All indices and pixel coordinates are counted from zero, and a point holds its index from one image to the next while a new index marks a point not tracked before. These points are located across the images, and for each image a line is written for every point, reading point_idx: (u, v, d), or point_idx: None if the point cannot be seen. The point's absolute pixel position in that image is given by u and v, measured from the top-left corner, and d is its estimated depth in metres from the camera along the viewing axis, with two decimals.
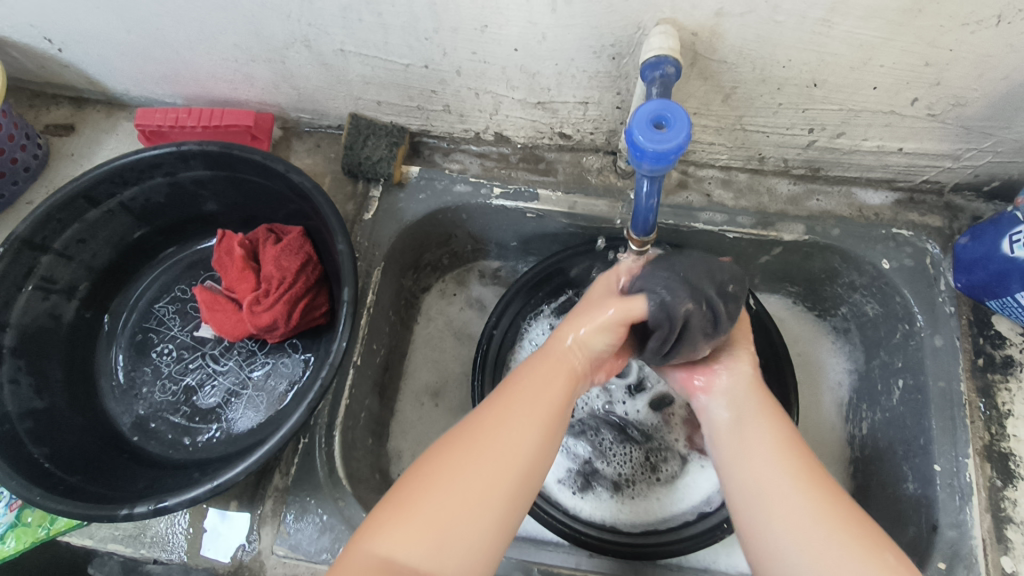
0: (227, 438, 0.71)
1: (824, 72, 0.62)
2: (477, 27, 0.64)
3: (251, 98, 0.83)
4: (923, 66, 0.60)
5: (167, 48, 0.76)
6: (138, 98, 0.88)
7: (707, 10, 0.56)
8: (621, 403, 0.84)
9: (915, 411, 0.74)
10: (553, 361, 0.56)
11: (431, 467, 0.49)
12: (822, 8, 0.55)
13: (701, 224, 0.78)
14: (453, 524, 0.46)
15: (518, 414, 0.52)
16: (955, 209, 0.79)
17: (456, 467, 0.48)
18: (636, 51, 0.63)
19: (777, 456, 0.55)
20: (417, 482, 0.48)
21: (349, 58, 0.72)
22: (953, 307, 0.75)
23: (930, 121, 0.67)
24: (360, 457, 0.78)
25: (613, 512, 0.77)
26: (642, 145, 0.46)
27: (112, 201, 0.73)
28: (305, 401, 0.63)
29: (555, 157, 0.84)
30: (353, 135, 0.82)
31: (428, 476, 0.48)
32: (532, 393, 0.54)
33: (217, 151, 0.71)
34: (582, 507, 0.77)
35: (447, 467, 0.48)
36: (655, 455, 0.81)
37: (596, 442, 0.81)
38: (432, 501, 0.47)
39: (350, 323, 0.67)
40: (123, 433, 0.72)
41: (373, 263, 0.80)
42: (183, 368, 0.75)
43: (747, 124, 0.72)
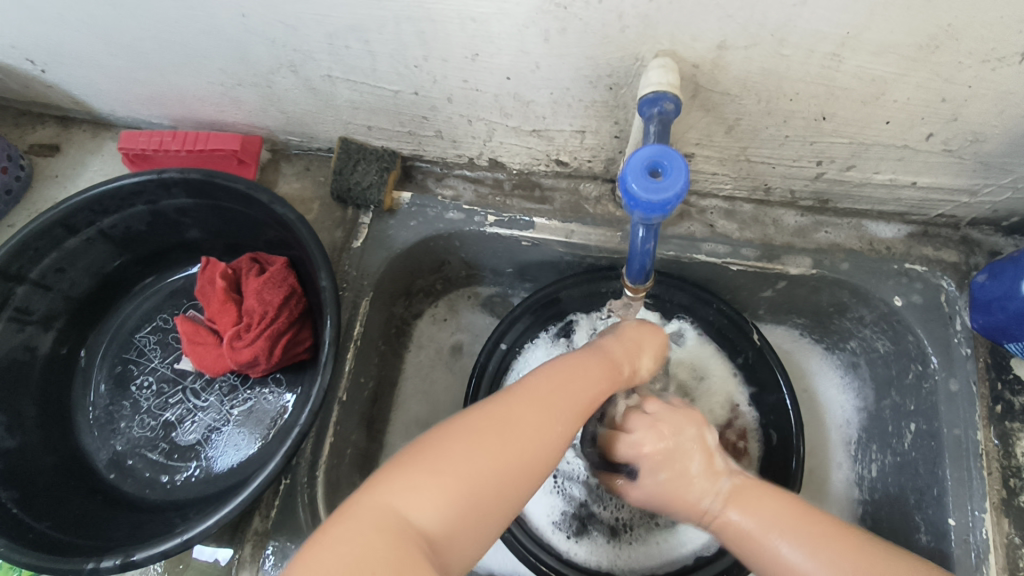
0: (206, 478, 0.69)
1: (833, 105, 0.59)
2: (467, 56, 0.61)
3: (238, 120, 0.81)
4: (939, 101, 0.56)
5: (151, 71, 0.74)
6: (124, 119, 0.85)
7: (708, 42, 0.53)
8: None
9: (929, 458, 0.70)
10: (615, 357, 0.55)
11: (468, 439, 0.46)
12: (831, 42, 0.51)
13: (705, 256, 0.75)
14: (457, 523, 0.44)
15: (564, 405, 0.50)
16: (971, 243, 0.75)
17: (495, 450, 0.46)
18: (634, 82, 0.60)
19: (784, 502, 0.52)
20: (452, 451, 0.45)
21: (336, 84, 0.69)
22: (969, 349, 0.71)
23: (946, 156, 0.63)
24: (345, 495, 0.75)
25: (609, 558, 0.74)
26: (636, 194, 0.43)
27: (92, 229, 0.70)
28: (284, 447, 0.60)
29: (552, 184, 0.80)
30: (342, 159, 0.79)
31: (438, 467, 0.45)
32: (576, 383, 0.52)
33: (199, 179, 0.69)
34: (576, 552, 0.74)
35: (486, 446, 0.46)
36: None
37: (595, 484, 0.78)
38: (453, 485, 0.44)
39: (332, 361, 0.63)
40: (99, 470, 0.69)
41: (361, 293, 0.77)
42: (163, 402, 0.72)
43: (752, 155, 0.68)
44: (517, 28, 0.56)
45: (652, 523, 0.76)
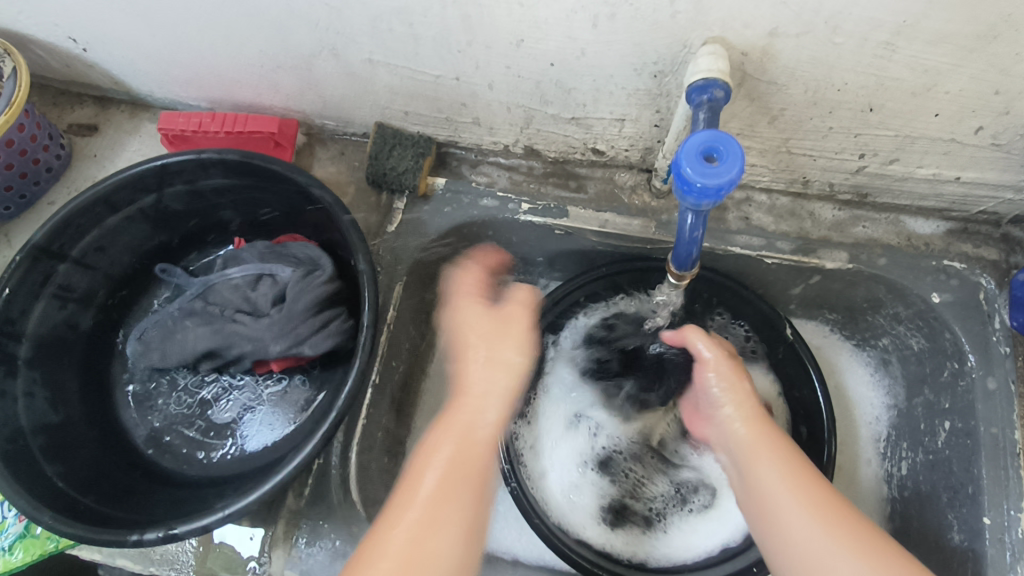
0: (241, 456, 0.70)
1: (881, 97, 0.58)
2: (513, 41, 0.61)
3: (276, 104, 0.81)
4: (992, 93, 0.55)
5: (194, 52, 0.74)
6: (162, 100, 0.86)
7: (760, 30, 0.53)
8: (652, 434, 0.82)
9: (963, 456, 0.70)
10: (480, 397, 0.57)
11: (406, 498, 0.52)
12: (886, 31, 0.51)
13: (739, 249, 0.75)
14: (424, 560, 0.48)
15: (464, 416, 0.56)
16: (1012, 242, 0.74)
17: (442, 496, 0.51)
18: (680, 70, 0.60)
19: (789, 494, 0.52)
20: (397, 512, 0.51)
21: (378, 67, 0.70)
22: (1008, 347, 0.70)
23: (993, 150, 0.62)
24: (374, 477, 0.76)
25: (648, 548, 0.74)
26: (690, 177, 0.43)
27: (133, 208, 0.71)
28: (322, 430, 0.61)
29: (586, 173, 0.80)
30: (378, 144, 0.79)
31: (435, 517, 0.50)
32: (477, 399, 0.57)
33: (237, 160, 0.69)
34: (612, 541, 0.75)
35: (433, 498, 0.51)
36: (684, 486, 0.79)
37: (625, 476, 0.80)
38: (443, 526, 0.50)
39: (369, 345, 0.64)
40: (137, 446, 0.70)
41: (394, 277, 0.78)
42: (200, 380, 0.73)
43: (793, 147, 0.68)
44: (566, 12, 0.55)
45: (682, 510, 0.77)
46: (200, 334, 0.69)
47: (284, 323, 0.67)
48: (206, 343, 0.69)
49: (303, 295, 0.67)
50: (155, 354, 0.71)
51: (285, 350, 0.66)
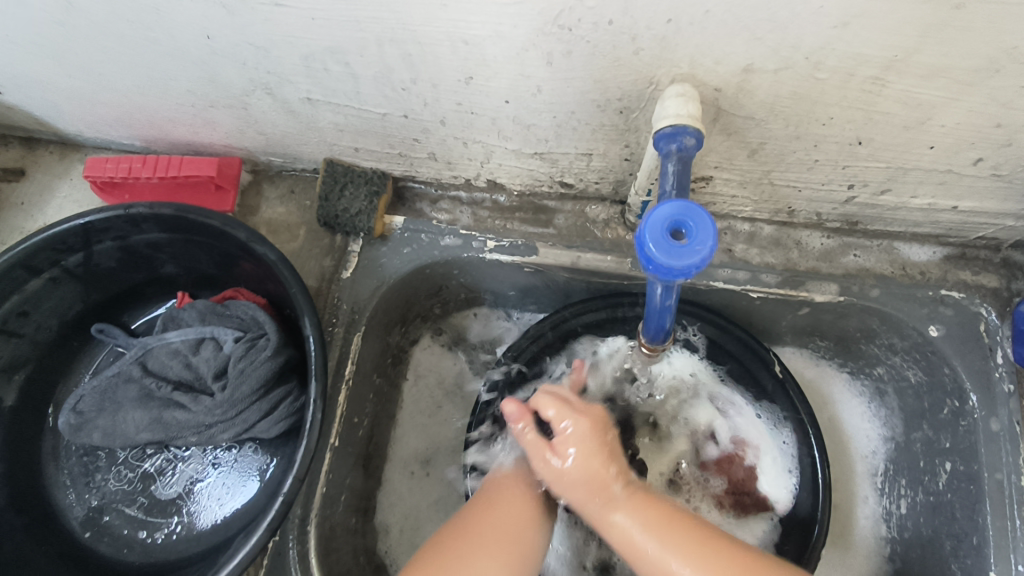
0: (188, 536, 0.64)
1: (871, 130, 0.52)
2: (461, 79, 0.54)
3: (215, 142, 0.74)
4: (993, 126, 0.50)
5: (117, 93, 0.67)
6: (92, 140, 0.79)
7: (734, 66, 0.47)
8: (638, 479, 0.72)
9: (967, 503, 0.65)
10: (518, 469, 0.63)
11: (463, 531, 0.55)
12: (875, 66, 0.45)
13: (722, 284, 0.69)
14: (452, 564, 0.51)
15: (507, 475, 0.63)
16: (1013, 267, 0.69)
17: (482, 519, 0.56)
18: (648, 106, 0.53)
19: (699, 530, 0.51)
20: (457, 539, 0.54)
21: (318, 107, 0.63)
22: (1012, 385, 0.65)
23: (994, 181, 0.57)
24: (339, 544, 0.70)
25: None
26: (654, 258, 0.38)
27: (56, 268, 0.65)
28: (267, 520, 0.56)
29: (556, 206, 0.74)
30: (328, 183, 0.73)
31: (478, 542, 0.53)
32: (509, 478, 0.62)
33: (171, 215, 0.63)
34: None
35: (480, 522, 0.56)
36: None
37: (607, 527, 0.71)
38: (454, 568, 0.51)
39: (319, 422, 0.59)
40: (73, 529, 0.65)
41: (352, 327, 0.71)
42: (141, 453, 0.67)
43: (776, 178, 0.62)
44: (515, 50, 0.49)
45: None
46: (140, 421, 0.62)
47: (228, 408, 0.60)
48: (147, 431, 0.62)
49: (248, 375, 0.59)
50: (95, 434, 0.64)
51: (233, 438, 0.60)
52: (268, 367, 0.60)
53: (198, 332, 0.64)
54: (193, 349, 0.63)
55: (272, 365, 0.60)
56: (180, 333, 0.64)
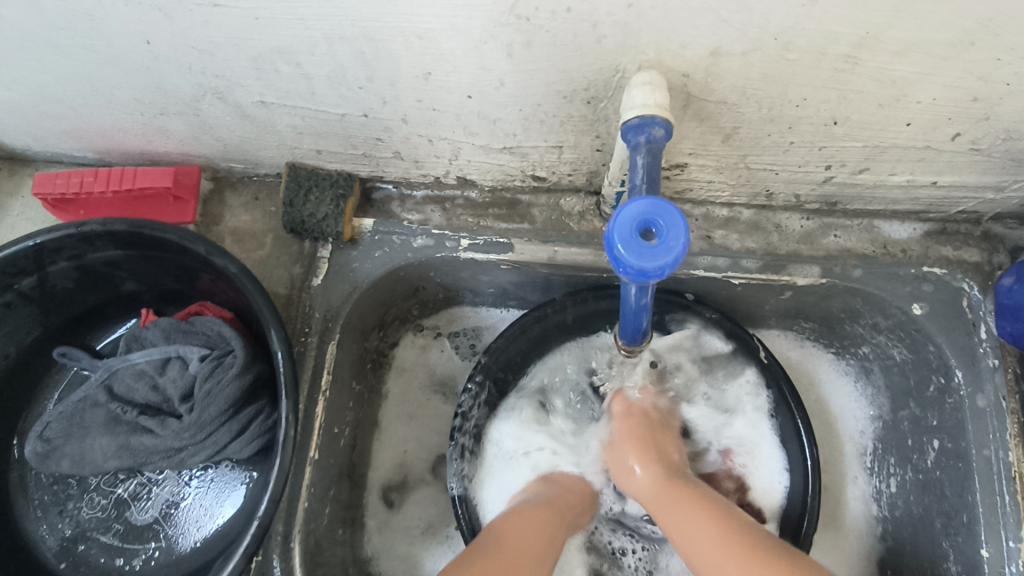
0: (168, 560, 0.62)
1: (845, 110, 0.51)
2: (419, 74, 0.52)
3: (170, 150, 0.71)
4: (970, 100, 0.48)
5: (60, 104, 0.64)
6: (42, 153, 0.75)
7: (701, 50, 0.45)
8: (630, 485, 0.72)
9: (955, 480, 0.65)
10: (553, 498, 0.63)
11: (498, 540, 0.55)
12: (848, 43, 0.43)
13: (702, 272, 0.68)
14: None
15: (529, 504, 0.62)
16: (994, 240, 0.68)
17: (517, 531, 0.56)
18: (616, 95, 0.51)
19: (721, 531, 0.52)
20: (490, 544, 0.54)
21: (273, 110, 0.60)
22: (996, 359, 0.64)
23: (973, 155, 0.55)
24: (327, 557, 0.69)
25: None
26: (624, 259, 0.36)
27: (8, 293, 0.62)
28: (242, 547, 0.55)
29: (530, 200, 0.72)
30: (292, 189, 0.70)
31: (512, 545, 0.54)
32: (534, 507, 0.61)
33: (126, 231, 0.60)
34: None
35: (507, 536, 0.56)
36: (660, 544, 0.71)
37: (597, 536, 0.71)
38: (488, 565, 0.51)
39: (292, 439, 0.57)
40: (49, 560, 0.63)
41: (327, 336, 0.69)
42: (112, 478, 0.65)
43: (752, 163, 0.60)
44: (472, 43, 0.47)
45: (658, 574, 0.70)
46: (107, 448, 0.60)
47: (197, 431, 0.57)
48: (115, 459, 0.60)
49: (215, 396, 0.57)
50: (64, 462, 0.62)
51: (204, 462, 0.58)
52: (236, 386, 0.57)
53: (162, 352, 0.61)
54: (157, 372, 0.61)
55: (240, 384, 0.57)
56: (143, 353, 0.62)
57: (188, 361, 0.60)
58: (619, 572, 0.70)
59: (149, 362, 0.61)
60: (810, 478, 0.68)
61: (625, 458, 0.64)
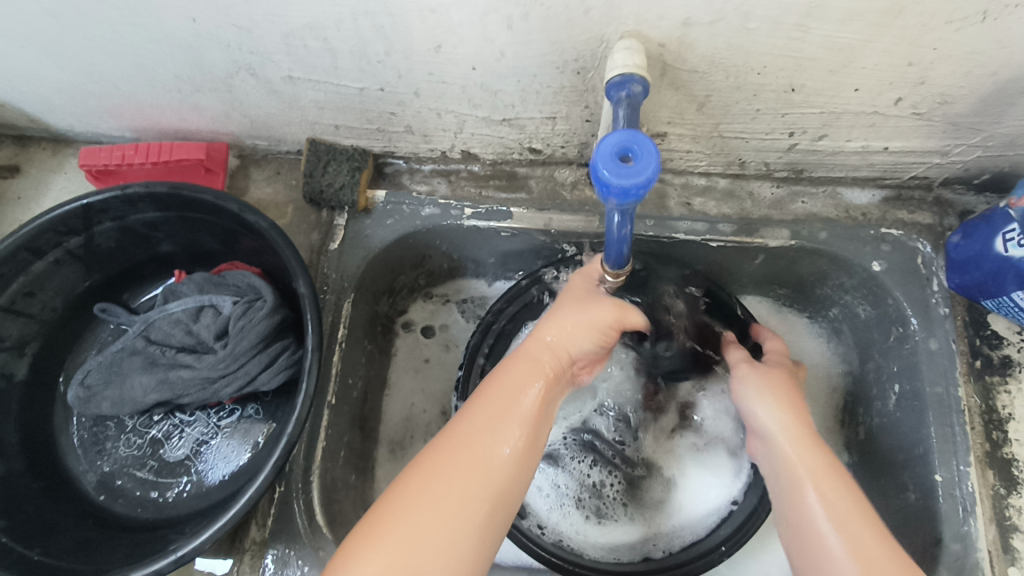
0: (198, 492, 0.68)
1: (801, 76, 0.59)
2: (431, 48, 0.59)
3: (202, 128, 0.78)
4: (905, 65, 0.56)
5: (107, 83, 0.71)
6: (83, 134, 0.83)
7: (673, 20, 0.52)
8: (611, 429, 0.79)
9: (913, 418, 0.72)
10: (524, 362, 0.56)
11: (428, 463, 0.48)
12: (796, 13, 0.51)
13: (682, 236, 0.75)
14: (434, 546, 0.44)
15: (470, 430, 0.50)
16: (945, 204, 0.76)
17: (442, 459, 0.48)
18: (602, 65, 0.59)
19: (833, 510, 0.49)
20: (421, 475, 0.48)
21: (299, 85, 0.68)
22: (947, 308, 0.72)
23: (915, 119, 0.64)
24: (341, 497, 0.75)
25: (597, 540, 0.73)
26: (608, 180, 0.43)
27: (58, 251, 0.69)
28: (272, 460, 0.60)
29: (527, 172, 0.80)
30: (312, 161, 0.78)
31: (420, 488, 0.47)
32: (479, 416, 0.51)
33: (166, 193, 0.67)
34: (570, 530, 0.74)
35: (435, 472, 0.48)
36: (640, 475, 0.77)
37: (579, 469, 0.77)
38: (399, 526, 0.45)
39: (316, 368, 0.63)
40: (88, 493, 0.68)
41: (343, 295, 0.76)
42: (148, 420, 0.71)
43: (725, 131, 0.68)
44: (478, 16, 0.55)
45: (632, 503, 0.76)
46: (147, 385, 0.67)
47: (231, 362, 0.64)
48: (154, 394, 0.66)
49: (248, 332, 0.64)
50: (104, 404, 0.68)
51: (237, 392, 0.65)
52: (266, 323, 0.65)
53: (197, 300, 0.68)
54: (192, 317, 0.68)
55: (269, 322, 0.65)
56: (180, 302, 0.69)
57: (222, 306, 0.67)
58: (599, 500, 0.76)
59: (184, 310, 0.68)
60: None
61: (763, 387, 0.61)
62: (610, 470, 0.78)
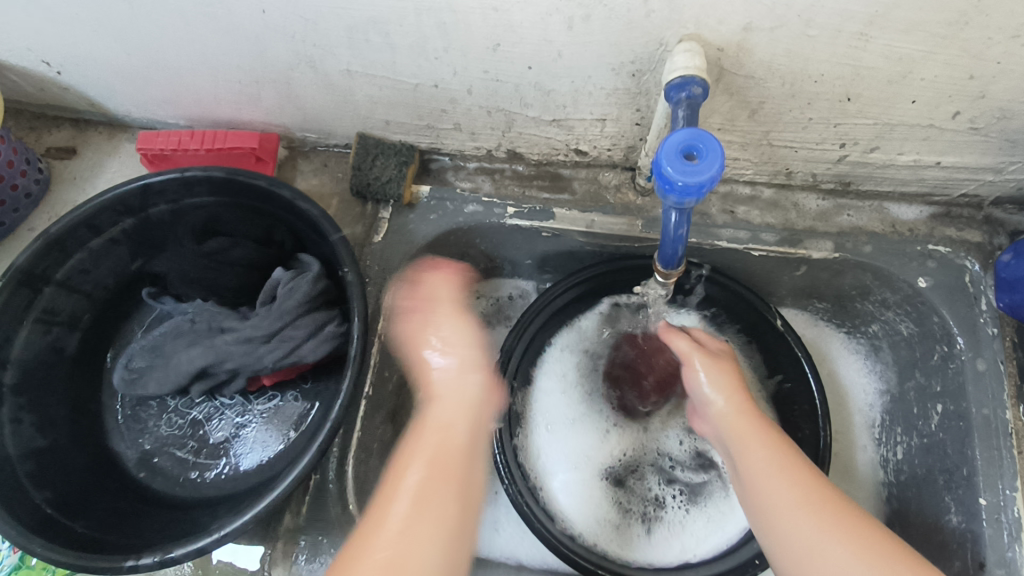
0: (234, 475, 0.69)
1: (858, 86, 0.59)
2: (490, 46, 0.60)
3: (255, 118, 0.81)
4: (967, 79, 0.56)
5: (169, 70, 0.73)
6: (140, 120, 0.85)
7: (735, 25, 0.53)
8: (666, 442, 0.82)
9: (957, 439, 0.70)
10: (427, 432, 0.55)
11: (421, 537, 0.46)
12: (859, 22, 0.51)
13: (725, 243, 0.75)
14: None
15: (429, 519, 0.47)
16: (995, 223, 0.75)
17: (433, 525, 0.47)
18: (658, 68, 0.60)
19: (789, 489, 0.50)
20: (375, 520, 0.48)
21: (355, 78, 0.69)
22: (995, 328, 0.70)
23: (971, 134, 0.63)
24: (373, 488, 0.75)
25: (666, 546, 0.74)
26: (671, 177, 0.44)
27: (116, 230, 0.71)
28: (315, 444, 0.61)
29: (570, 174, 0.80)
30: (360, 154, 0.79)
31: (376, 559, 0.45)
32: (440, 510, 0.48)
33: (223, 177, 0.68)
34: (634, 547, 0.74)
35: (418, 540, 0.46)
36: (695, 487, 0.79)
37: (638, 483, 0.80)
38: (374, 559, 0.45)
39: (361, 353, 0.64)
40: (128, 470, 0.70)
41: (384, 288, 0.76)
42: (189, 402, 0.73)
43: (774, 139, 0.68)
44: (540, 16, 0.55)
45: (696, 509, 0.77)
46: (193, 359, 0.68)
47: (276, 321, 0.67)
48: (199, 364, 0.68)
49: (294, 293, 0.67)
50: (149, 385, 0.70)
51: (280, 356, 0.66)
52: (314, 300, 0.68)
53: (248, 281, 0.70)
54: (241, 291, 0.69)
55: (314, 288, 0.67)
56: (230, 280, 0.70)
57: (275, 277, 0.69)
58: (661, 512, 0.78)
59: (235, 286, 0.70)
60: (821, 425, 0.73)
61: (724, 373, 0.59)
62: (669, 483, 0.80)
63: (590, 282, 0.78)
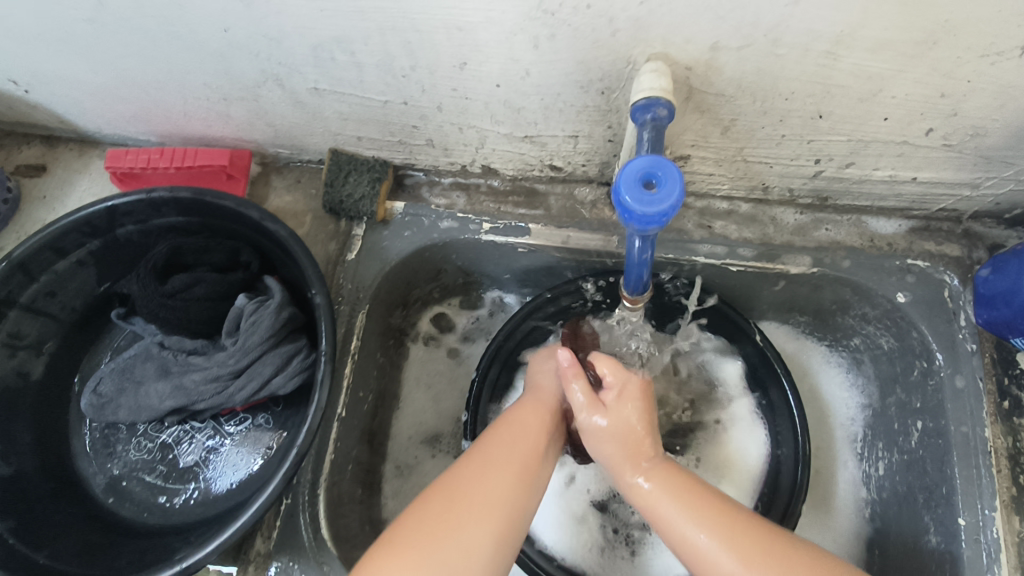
0: (204, 500, 0.68)
1: (830, 104, 0.58)
2: (456, 64, 0.59)
3: (226, 135, 0.79)
4: (938, 97, 0.55)
5: (136, 88, 0.72)
6: (111, 136, 0.84)
7: (702, 44, 0.52)
8: None
9: (936, 456, 0.70)
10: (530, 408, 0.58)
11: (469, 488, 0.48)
12: (827, 41, 0.50)
13: (702, 259, 0.74)
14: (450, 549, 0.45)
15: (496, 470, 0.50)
16: (974, 237, 0.74)
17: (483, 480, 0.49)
18: (627, 86, 0.59)
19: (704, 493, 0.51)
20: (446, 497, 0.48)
21: (324, 96, 0.68)
22: (974, 344, 0.70)
23: (946, 151, 0.62)
24: (348, 510, 0.74)
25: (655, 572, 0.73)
26: (630, 206, 0.43)
27: (82, 251, 0.70)
28: (282, 470, 0.59)
29: (546, 189, 0.79)
30: (333, 171, 0.78)
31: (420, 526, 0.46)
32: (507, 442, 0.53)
33: (189, 199, 0.67)
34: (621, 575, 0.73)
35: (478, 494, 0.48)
36: None
37: (622, 505, 0.77)
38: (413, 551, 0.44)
39: (329, 379, 0.62)
40: (96, 495, 0.69)
41: (357, 306, 0.75)
42: (159, 424, 0.71)
43: (749, 155, 0.67)
44: (504, 35, 0.54)
45: None
46: (162, 392, 0.67)
47: (241, 357, 0.65)
48: (170, 400, 0.67)
49: (258, 327, 0.65)
50: (119, 411, 0.69)
51: (250, 393, 0.65)
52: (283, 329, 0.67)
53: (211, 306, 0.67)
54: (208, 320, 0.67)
55: (277, 319, 0.65)
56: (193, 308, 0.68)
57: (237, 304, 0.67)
58: (647, 534, 0.75)
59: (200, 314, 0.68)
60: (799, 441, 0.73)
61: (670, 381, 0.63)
62: None
63: (565, 298, 0.78)
